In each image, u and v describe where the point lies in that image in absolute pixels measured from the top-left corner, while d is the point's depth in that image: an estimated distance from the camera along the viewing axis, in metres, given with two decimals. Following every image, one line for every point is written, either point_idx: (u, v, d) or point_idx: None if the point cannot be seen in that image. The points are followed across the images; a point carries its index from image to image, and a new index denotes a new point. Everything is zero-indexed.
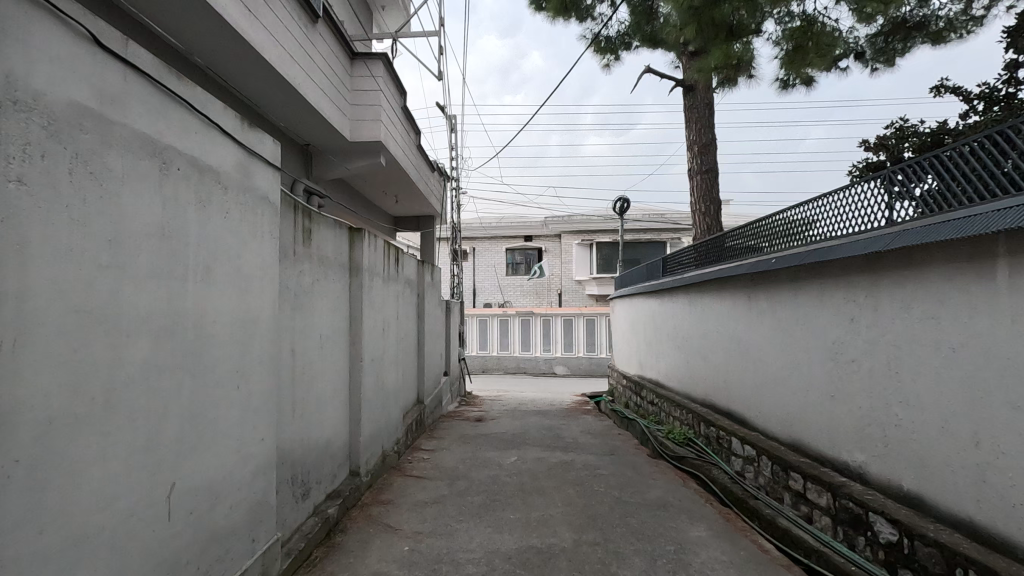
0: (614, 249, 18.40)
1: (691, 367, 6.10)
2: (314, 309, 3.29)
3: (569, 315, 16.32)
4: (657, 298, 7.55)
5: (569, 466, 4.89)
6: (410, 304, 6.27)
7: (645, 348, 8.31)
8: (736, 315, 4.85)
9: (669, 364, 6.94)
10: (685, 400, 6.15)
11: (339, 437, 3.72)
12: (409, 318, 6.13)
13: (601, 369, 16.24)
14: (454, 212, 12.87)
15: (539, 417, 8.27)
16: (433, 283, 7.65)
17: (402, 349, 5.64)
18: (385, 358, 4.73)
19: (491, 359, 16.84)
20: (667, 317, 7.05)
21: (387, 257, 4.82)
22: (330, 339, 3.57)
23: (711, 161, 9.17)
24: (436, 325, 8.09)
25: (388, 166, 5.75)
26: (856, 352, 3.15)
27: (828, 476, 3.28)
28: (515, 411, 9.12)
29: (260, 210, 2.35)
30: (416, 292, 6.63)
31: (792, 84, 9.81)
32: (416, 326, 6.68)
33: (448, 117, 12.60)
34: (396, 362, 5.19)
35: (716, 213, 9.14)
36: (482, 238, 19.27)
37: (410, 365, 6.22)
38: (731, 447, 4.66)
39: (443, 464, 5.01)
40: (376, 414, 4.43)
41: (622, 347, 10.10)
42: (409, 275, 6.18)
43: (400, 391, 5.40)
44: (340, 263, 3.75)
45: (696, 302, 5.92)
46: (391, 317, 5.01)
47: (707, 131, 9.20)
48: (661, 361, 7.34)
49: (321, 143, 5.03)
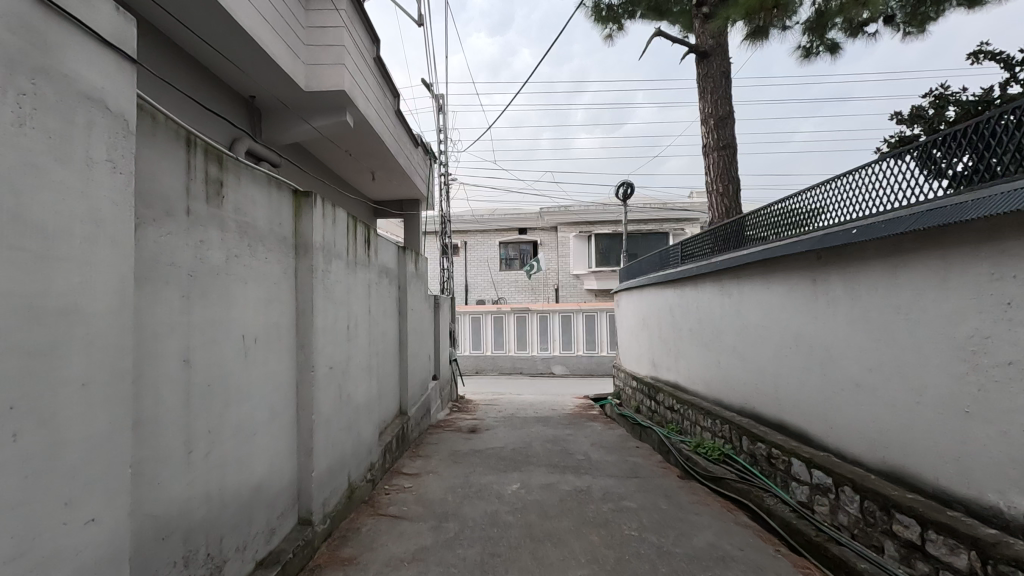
0: (613, 242, 17.45)
1: (723, 368, 5.15)
2: (232, 298, 2.27)
3: (567, 312, 15.35)
4: (675, 290, 6.58)
5: (586, 495, 3.91)
6: (389, 299, 5.27)
7: (658, 347, 7.39)
8: (792, 304, 3.88)
9: (693, 365, 5.98)
10: (717, 408, 5.20)
11: (283, 475, 2.72)
12: (386, 315, 5.12)
13: (602, 368, 15.29)
14: (443, 202, 11.83)
15: (540, 426, 7.29)
16: (418, 274, 6.64)
17: (378, 351, 4.64)
18: (352, 364, 3.73)
19: (484, 359, 15.82)
20: (689, 310, 6.09)
21: (354, 235, 3.82)
22: (263, 340, 2.57)
23: (729, 135, 8.21)
24: (423, 324, 7.08)
25: (357, 128, 4.73)
26: (1016, 350, 2.20)
27: (970, 527, 2.32)
28: (514, 419, 8.14)
29: (79, 117, 1.34)
30: (396, 285, 5.61)
31: (816, 51, 8.94)
32: (397, 324, 5.68)
33: (435, 96, 11.60)
34: (369, 368, 4.20)
35: (735, 193, 8.19)
36: (474, 231, 18.23)
37: (389, 371, 5.21)
38: (791, 471, 3.71)
39: (429, 495, 4.03)
40: (339, 438, 3.41)
41: (630, 346, 9.15)
42: (387, 262, 5.17)
43: (375, 403, 4.39)
44: (279, 237, 2.75)
45: (730, 291, 4.95)
46: (361, 313, 4.00)
47: (724, 102, 8.23)
48: (682, 361, 6.38)
49: (270, 94, 4.00)
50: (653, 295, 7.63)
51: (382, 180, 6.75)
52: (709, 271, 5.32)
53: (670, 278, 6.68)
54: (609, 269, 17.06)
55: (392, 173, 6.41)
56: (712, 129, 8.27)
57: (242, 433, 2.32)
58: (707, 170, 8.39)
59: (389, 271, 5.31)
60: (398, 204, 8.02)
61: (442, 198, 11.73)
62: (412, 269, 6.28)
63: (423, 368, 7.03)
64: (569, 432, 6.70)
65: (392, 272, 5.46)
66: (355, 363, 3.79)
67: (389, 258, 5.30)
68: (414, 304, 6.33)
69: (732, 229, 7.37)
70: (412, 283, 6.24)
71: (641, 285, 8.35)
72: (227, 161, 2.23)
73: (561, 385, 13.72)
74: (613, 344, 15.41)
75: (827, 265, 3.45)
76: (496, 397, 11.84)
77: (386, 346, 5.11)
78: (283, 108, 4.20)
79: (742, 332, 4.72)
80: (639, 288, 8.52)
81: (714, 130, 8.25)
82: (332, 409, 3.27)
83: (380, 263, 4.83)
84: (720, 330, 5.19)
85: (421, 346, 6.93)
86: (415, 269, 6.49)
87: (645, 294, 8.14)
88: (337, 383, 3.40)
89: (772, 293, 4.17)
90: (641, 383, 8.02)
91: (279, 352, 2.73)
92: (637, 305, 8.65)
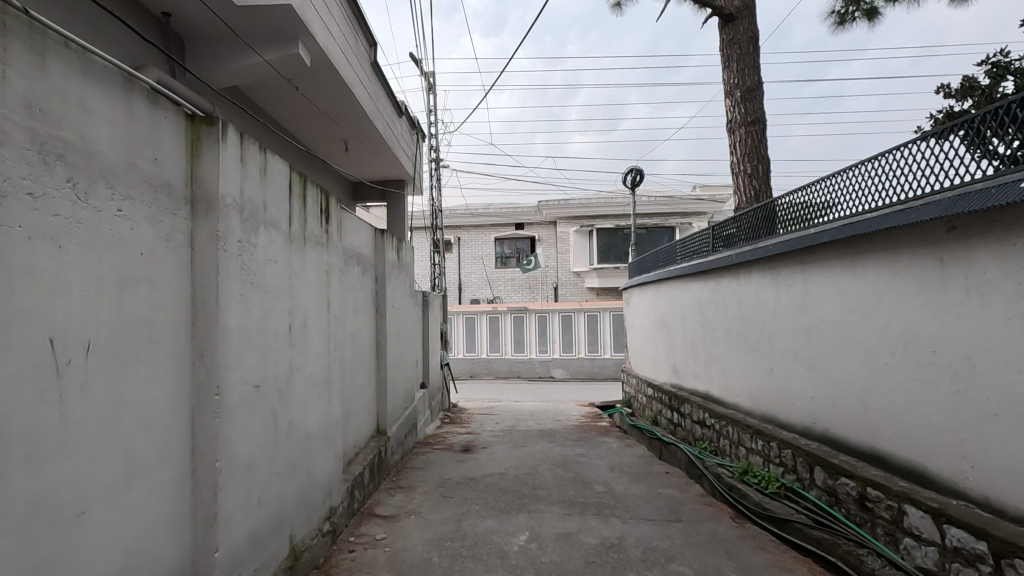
0: (616, 237, 16.47)
1: (778, 377, 4.14)
2: (18, 267, 1.23)
3: (567, 311, 14.40)
4: (705, 284, 5.57)
5: (620, 554, 2.90)
6: (361, 292, 4.22)
7: (681, 351, 6.39)
8: (900, 293, 2.87)
9: (732, 373, 4.97)
10: (771, 426, 4.19)
11: (156, 566, 1.66)
12: (356, 313, 4.08)
13: (605, 372, 14.28)
14: (434, 191, 10.78)
15: (545, 443, 6.27)
16: (402, 265, 5.59)
17: (343, 359, 3.59)
18: (298, 378, 2.67)
19: (479, 362, 14.78)
20: (725, 307, 5.07)
21: (303, 199, 2.77)
22: (112, 347, 1.52)
23: (758, 109, 7.22)
24: (408, 325, 6.04)
25: (317, 69, 3.67)
26: None
27: None
28: (514, 433, 7.11)
29: None
30: (370, 275, 4.56)
31: (852, 18, 7.94)
32: (373, 325, 4.63)
33: (424, 74, 10.57)
34: (328, 381, 3.15)
35: (765, 174, 7.21)
36: (468, 226, 17.20)
37: (360, 383, 4.15)
38: (904, 524, 2.71)
39: (408, 553, 2.98)
40: (273, 488, 2.34)
41: (643, 350, 8.15)
42: (357, 245, 4.11)
43: (337, 427, 3.34)
44: (153, 179, 1.71)
45: (789, 282, 3.94)
46: (315, 307, 2.94)
47: (752, 72, 7.24)
48: (715, 367, 5.37)
49: (191, 9, 2.93)
50: (673, 291, 6.65)
51: (358, 154, 5.70)
52: (757, 257, 4.31)
53: (696, 269, 5.71)
54: (611, 266, 16.08)
55: (369, 144, 5.37)
56: (738, 102, 7.27)
57: (40, 517, 1.27)
58: (732, 149, 7.40)
59: (362, 257, 4.26)
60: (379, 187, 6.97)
61: (433, 187, 10.69)
62: (394, 257, 5.24)
63: (408, 378, 5.98)
64: (580, 451, 5.68)
65: (365, 257, 4.40)
66: (303, 377, 2.73)
67: (360, 240, 4.25)
68: (396, 300, 5.29)
69: (756, 218, 6.59)
70: (394, 275, 5.20)
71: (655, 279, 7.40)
72: (1, 11, 1.19)
73: (563, 390, 12.70)
74: (617, 346, 14.41)
75: (969, 238, 2.44)
76: (492, 404, 10.79)
77: (356, 350, 4.05)
78: (212, 31, 3.13)
79: (810, 332, 3.71)
80: (653, 284, 7.55)
81: (740, 104, 7.26)
82: (257, 446, 2.21)
83: (347, 244, 3.78)
84: (773, 330, 4.18)
85: (406, 350, 5.89)
86: (399, 258, 5.45)
87: (661, 290, 7.14)
88: (270, 407, 2.34)
89: (863, 281, 3.15)
90: (660, 392, 7.00)
91: (149, 368, 1.67)
92: (651, 305, 7.67)
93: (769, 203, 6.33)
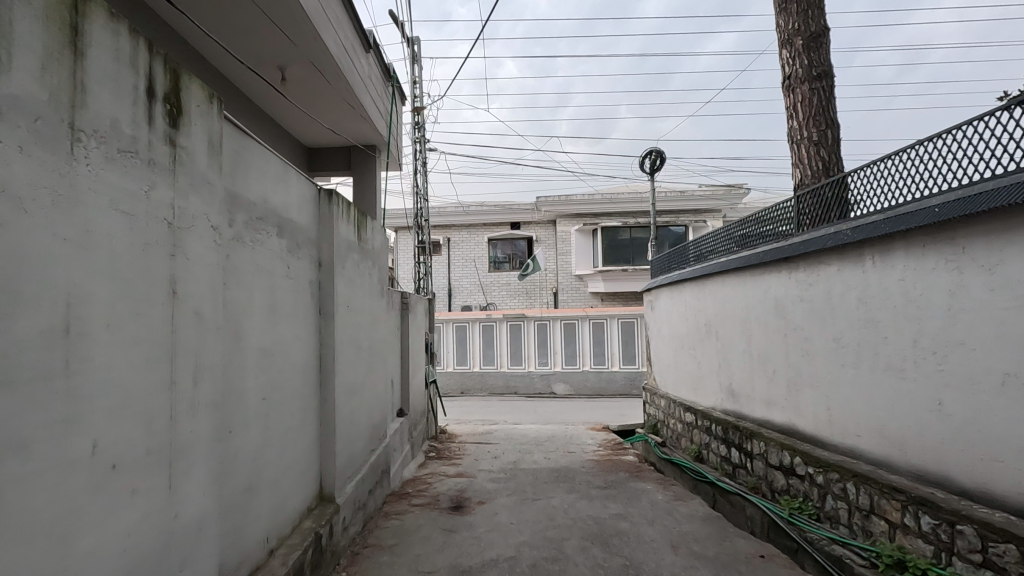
0: (623, 236, 14.96)
1: (957, 414, 2.59)
2: None
3: (569, 319, 12.96)
4: (789, 277, 4.01)
5: None
6: (282, 283, 2.58)
7: (741, 369, 4.84)
8: None
9: (844, 404, 3.41)
10: (943, 494, 2.62)
11: None
12: (272, 317, 2.46)
13: (613, 387, 12.67)
14: (419, 178, 9.16)
15: (564, 493, 4.67)
16: (367, 251, 3.99)
17: (229, 401, 1.97)
18: (9, 479, 1.02)
19: (471, 376, 13.13)
20: (831, 308, 3.51)
21: (67, 33, 1.17)
22: None
23: (825, 60, 5.73)
24: (378, 335, 4.44)
25: None
26: None
27: None
28: (518, 474, 5.48)
29: None
30: (307, 259, 2.94)
31: None
32: (312, 336, 3.01)
33: (409, 40, 8.99)
34: (173, 455, 1.52)
35: (835, 142, 5.70)
36: (459, 226, 15.67)
37: (279, 432, 2.51)
38: None
39: None
40: None
41: (677, 367, 6.60)
42: (274, 204, 2.50)
43: (210, 535, 1.72)
44: None
45: (992, 262, 2.39)
46: (119, 296, 1.32)
47: (817, 15, 5.78)
48: (808, 392, 3.82)
49: None
50: (727, 291, 5.09)
51: (306, 95, 4.08)
52: (914, 226, 2.76)
53: (770, 258, 4.21)
54: (618, 268, 14.54)
55: (317, 75, 3.78)
56: (799, 53, 5.77)
57: None
58: (791, 113, 5.88)
59: (285, 227, 2.63)
60: (345, 155, 5.38)
61: (419, 172, 9.13)
62: (354, 238, 3.64)
63: (378, 409, 4.36)
64: (615, 511, 4.08)
65: (296, 226, 2.79)
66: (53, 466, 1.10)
67: (284, 199, 2.63)
68: (357, 299, 3.69)
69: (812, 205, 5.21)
70: (353, 263, 3.59)
71: (696, 277, 5.86)
72: None
73: (567, 408, 11.09)
74: (627, 357, 12.82)
75: None
76: (487, 427, 9.16)
77: (271, 379, 2.43)
78: None
79: None
80: (691, 284, 6.02)
81: (802, 55, 5.76)
82: None
83: (243, 195, 2.17)
84: (947, 342, 2.63)
85: (376, 371, 4.28)
86: (361, 239, 3.84)
87: (707, 291, 5.58)
88: None
89: None
90: (708, 421, 5.43)
91: None
92: (689, 311, 6.12)
93: (839, 178, 4.90)
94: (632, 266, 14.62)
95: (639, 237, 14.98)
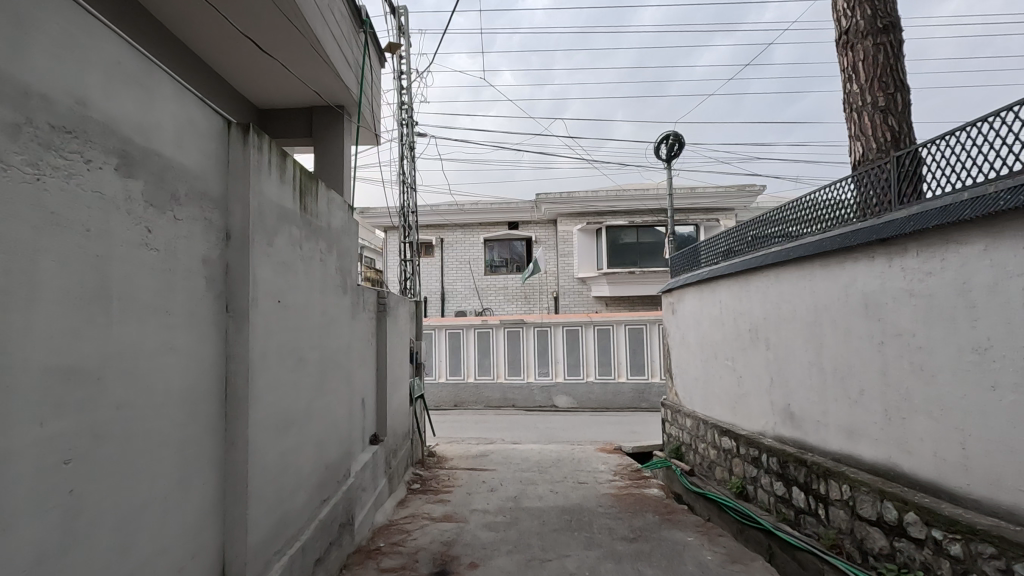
0: (630, 236, 13.93)
1: None
2: None
3: (572, 324, 11.89)
4: (891, 266, 2.96)
5: None
6: (127, 256, 1.51)
7: (807, 387, 3.78)
8: None
9: (1000, 445, 2.34)
10: None
11: None
12: (99, 311, 1.39)
13: (620, 400, 11.59)
14: (406, 165, 8.13)
15: (580, 549, 3.59)
16: (317, 229, 2.91)
17: None
18: None
19: (465, 388, 12.05)
20: (972, 305, 2.46)
21: None
22: None
23: (892, 10, 4.74)
24: (337, 344, 3.35)
25: None
26: None
27: None
28: (520, 517, 4.40)
29: None
30: (196, 225, 1.87)
31: None
32: (210, 345, 1.94)
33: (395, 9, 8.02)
34: None
35: (905, 108, 4.68)
36: (453, 225, 14.67)
37: (110, 515, 1.42)
38: None
39: None
40: None
41: (708, 381, 5.57)
42: (104, 113, 1.43)
43: None
44: None
45: None
46: None
47: None
48: (926, 423, 2.75)
49: None
50: (784, 288, 4.05)
51: (240, 14, 3.03)
52: None
53: (849, 243, 3.23)
54: (624, 271, 13.49)
55: None
56: (859, 2, 4.77)
57: None
58: (849, 75, 4.88)
59: (139, 164, 1.57)
60: (305, 118, 4.35)
61: (406, 159, 8.12)
62: (293, 206, 2.57)
63: (337, 443, 3.27)
64: None
65: (171, 166, 1.73)
66: None
67: (139, 115, 1.56)
68: (298, 293, 2.61)
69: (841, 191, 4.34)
70: (291, 241, 2.52)
71: (736, 273, 4.82)
72: None
73: (571, 424, 10.01)
74: (635, 368, 11.73)
75: None
76: (482, 447, 8.08)
77: (91, 423, 1.35)
78: None
79: None
80: (730, 282, 4.97)
81: (862, 4, 4.77)
82: None
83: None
84: None
85: (333, 390, 3.21)
86: (308, 209, 2.78)
87: (752, 289, 4.55)
88: None
89: None
90: (757, 450, 4.38)
91: None
92: (726, 314, 5.08)
93: (902, 157, 3.85)
94: (638, 269, 13.58)
95: (647, 237, 13.93)
